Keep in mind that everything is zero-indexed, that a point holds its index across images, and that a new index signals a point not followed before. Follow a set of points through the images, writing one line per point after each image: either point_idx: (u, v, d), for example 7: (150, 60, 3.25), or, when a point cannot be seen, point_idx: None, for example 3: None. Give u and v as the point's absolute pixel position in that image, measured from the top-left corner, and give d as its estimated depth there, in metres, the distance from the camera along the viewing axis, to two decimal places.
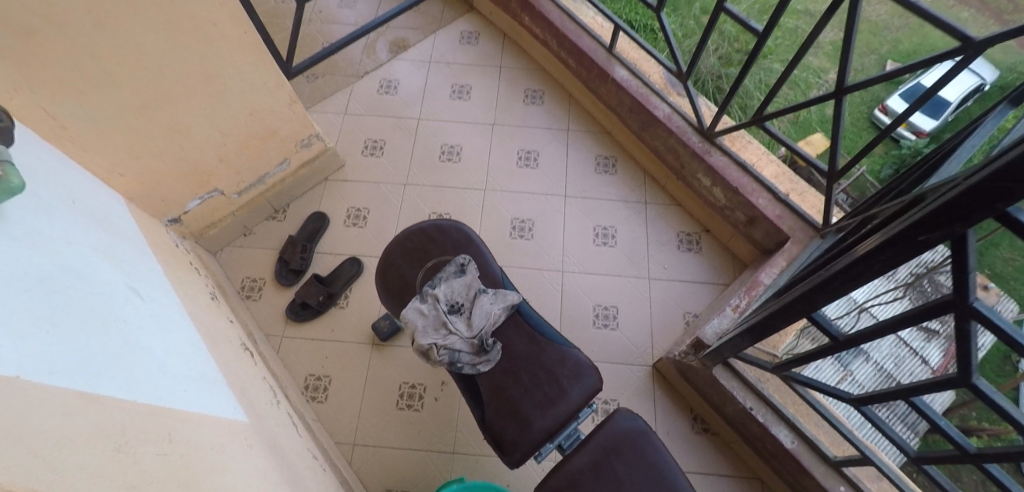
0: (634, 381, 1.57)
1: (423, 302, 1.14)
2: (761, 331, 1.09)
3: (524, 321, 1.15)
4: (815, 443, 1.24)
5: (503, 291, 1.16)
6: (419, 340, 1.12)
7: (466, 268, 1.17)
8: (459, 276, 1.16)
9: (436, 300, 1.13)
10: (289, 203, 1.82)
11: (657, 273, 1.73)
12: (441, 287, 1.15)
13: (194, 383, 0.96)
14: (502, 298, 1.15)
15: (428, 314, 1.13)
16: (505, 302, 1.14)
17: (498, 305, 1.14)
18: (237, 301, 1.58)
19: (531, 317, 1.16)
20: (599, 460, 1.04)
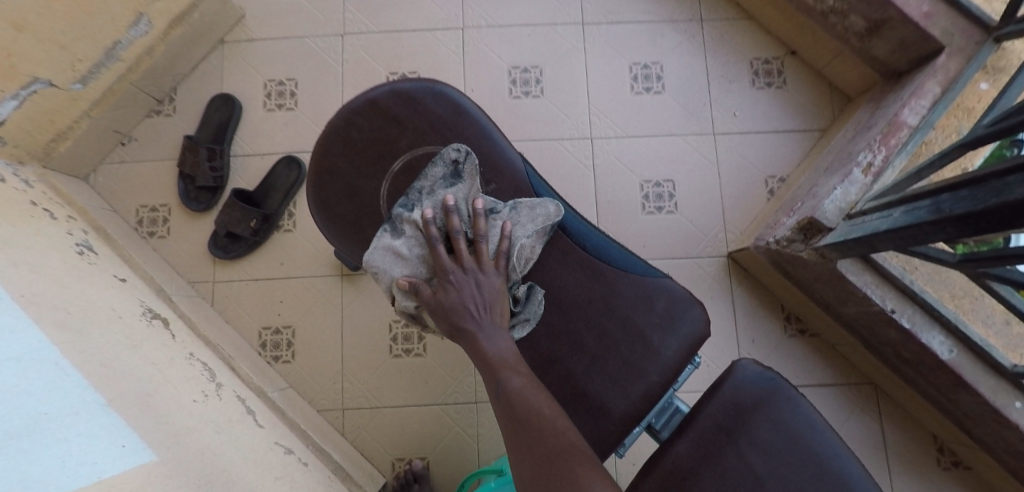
0: (705, 280, 1.15)
1: (397, 235, 0.67)
2: (987, 221, 0.61)
3: (574, 244, 0.69)
4: (983, 350, 0.88)
5: (529, 202, 0.67)
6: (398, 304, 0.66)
7: (461, 171, 0.68)
8: (450, 184, 0.68)
9: (418, 231, 0.66)
10: (177, 86, 1.22)
11: (726, 124, 1.20)
12: (424, 205, 0.67)
13: (23, 447, 0.51)
14: (531, 213, 0.67)
15: (407, 257, 0.66)
16: (537, 220, 0.67)
17: (525, 227, 0.66)
18: (134, 244, 1.09)
19: (585, 237, 0.70)
20: (719, 448, 0.67)
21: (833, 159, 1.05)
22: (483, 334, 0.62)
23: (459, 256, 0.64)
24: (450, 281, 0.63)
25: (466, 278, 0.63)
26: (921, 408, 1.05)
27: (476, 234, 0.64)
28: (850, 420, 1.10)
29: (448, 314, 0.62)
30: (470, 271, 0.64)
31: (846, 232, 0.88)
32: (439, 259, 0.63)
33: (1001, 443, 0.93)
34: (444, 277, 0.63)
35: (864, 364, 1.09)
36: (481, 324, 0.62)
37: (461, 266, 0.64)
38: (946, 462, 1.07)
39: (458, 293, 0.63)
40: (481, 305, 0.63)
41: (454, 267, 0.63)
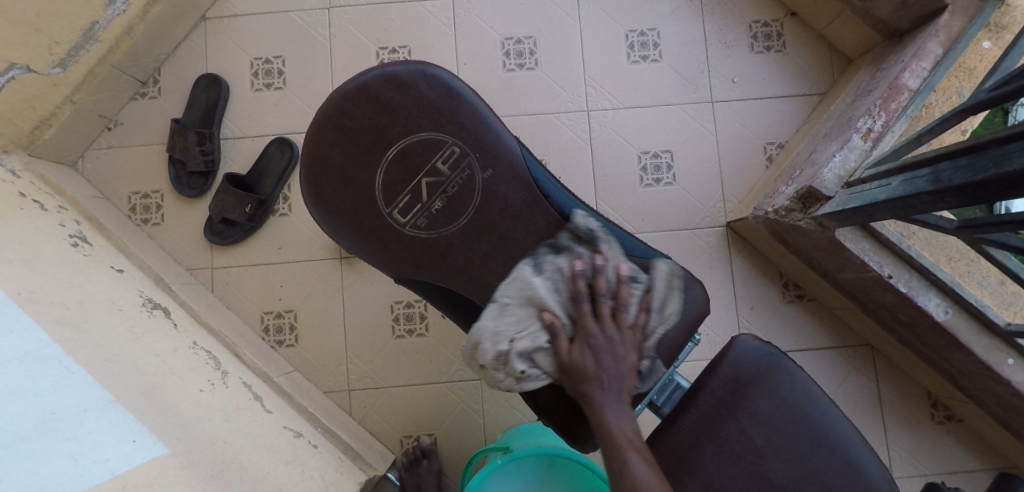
0: (704, 251, 1.15)
1: (537, 272, 0.68)
2: (986, 191, 0.62)
3: (570, 231, 0.70)
4: (978, 310, 0.89)
5: (666, 271, 0.71)
6: (513, 344, 0.65)
7: (607, 235, 0.72)
8: (592, 242, 0.70)
9: (558, 275, 0.68)
10: (160, 67, 1.18)
11: (724, 91, 1.18)
12: (569, 254, 0.69)
13: (35, 448, 0.52)
14: (668, 283, 0.70)
15: (535, 304, 0.67)
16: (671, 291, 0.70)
17: (659, 296, 0.69)
18: (128, 234, 1.08)
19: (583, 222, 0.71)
20: (719, 423, 0.69)
21: (832, 125, 1.04)
22: (608, 412, 0.62)
23: (604, 320, 0.66)
24: (591, 341, 0.64)
25: (606, 343, 0.65)
26: (916, 367, 1.07)
27: (625, 300, 0.66)
28: (846, 382, 1.12)
29: (580, 375, 0.64)
30: (612, 336, 0.65)
31: (845, 202, 0.88)
32: (587, 319, 0.65)
33: (994, 398, 0.96)
34: (584, 338, 0.65)
35: (861, 328, 1.11)
36: (607, 398, 0.63)
37: (603, 329, 0.65)
38: (940, 417, 1.10)
39: (594, 357, 0.64)
40: (611, 377, 0.64)
41: (599, 330, 0.65)
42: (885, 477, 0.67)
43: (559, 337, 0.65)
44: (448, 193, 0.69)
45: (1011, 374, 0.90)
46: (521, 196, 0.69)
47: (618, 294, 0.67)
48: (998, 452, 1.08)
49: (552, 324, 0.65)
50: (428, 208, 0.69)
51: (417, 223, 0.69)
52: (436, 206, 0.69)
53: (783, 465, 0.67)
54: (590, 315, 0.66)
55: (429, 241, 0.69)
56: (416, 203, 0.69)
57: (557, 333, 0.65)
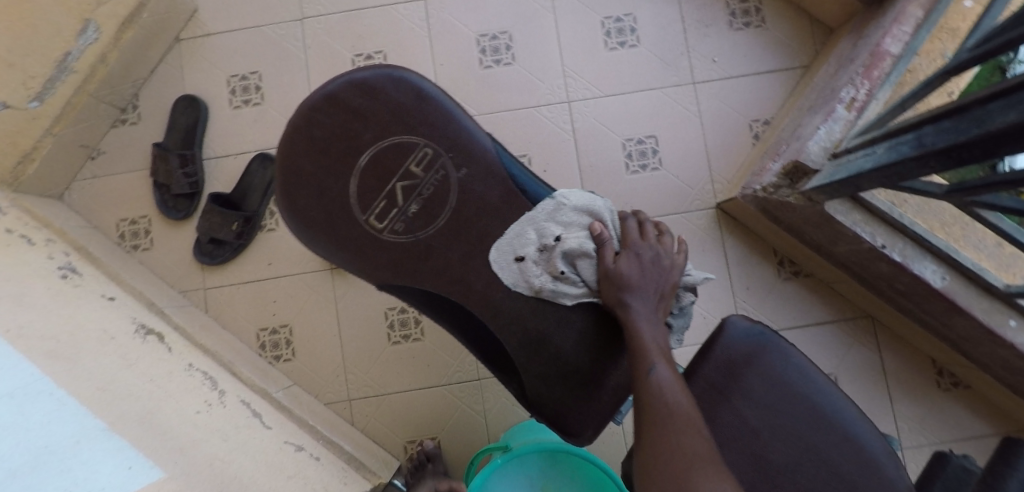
0: (696, 234, 1.14)
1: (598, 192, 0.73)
2: (969, 153, 0.61)
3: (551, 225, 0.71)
4: (975, 274, 0.88)
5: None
6: (560, 242, 0.69)
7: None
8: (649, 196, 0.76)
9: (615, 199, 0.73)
10: (139, 91, 1.18)
11: (705, 71, 1.17)
12: None
13: (31, 478, 0.52)
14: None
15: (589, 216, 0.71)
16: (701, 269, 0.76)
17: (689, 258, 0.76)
18: (118, 261, 1.08)
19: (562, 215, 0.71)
20: (715, 408, 0.68)
21: (815, 97, 1.02)
22: (644, 322, 0.65)
23: (647, 239, 0.70)
24: (636, 252, 0.68)
25: (648, 261, 0.69)
26: (918, 336, 1.06)
27: (670, 231, 0.72)
28: (848, 356, 1.11)
29: (621, 279, 0.67)
30: (655, 256, 0.69)
31: (831, 175, 0.87)
32: (632, 236, 0.70)
33: (998, 361, 0.94)
34: (629, 250, 0.69)
35: (860, 299, 1.09)
36: (642, 307, 0.66)
37: (647, 246, 0.70)
38: (946, 383, 1.09)
39: (638, 267, 0.67)
40: (649, 290, 0.67)
41: (643, 246, 0.69)
42: (882, 449, 0.68)
43: (606, 245, 0.69)
44: (424, 195, 0.68)
45: (1014, 335, 0.88)
46: (498, 193, 0.69)
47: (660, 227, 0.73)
48: (1008, 415, 1.06)
49: (600, 232, 0.70)
50: (405, 211, 0.68)
51: (394, 228, 0.68)
52: (412, 210, 0.68)
53: (783, 447, 0.67)
54: (635, 233, 0.71)
55: (408, 245, 0.69)
56: (392, 208, 0.68)
57: (604, 243, 0.70)
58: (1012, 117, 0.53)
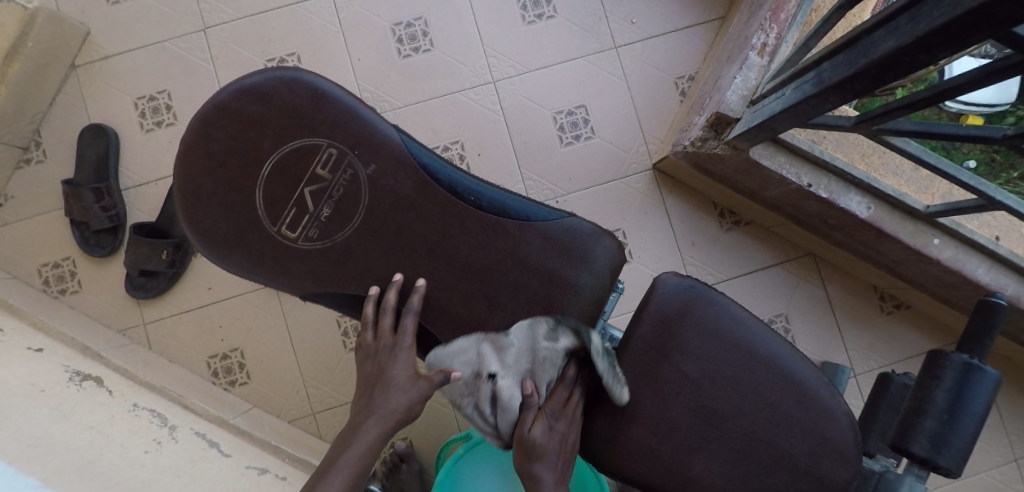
0: (636, 198, 1.14)
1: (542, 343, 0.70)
2: (861, 83, 0.63)
3: (470, 207, 0.71)
4: (897, 199, 0.90)
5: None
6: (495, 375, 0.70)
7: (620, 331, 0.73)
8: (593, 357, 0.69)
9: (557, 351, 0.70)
10: (39, 127, 1.10)
11: (625, 34, 1.16)
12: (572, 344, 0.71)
13: None
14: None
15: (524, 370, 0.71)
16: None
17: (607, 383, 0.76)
18: (44, 308, 1.03)
19: (480, 195, 0.72)
20: (654, 365, 0.71)
21: (731, 47, 1.03)
22: (549, 490, 0.68)
23: (568, 407, 0.71)
24: (554, 420, 0.69)
25: (563, 430, 0.70)
26: (857, 266, 1.10)
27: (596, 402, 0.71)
28: (796, 295, 1.14)
29: (530, 447, 0.68)
30: (571, 424, 0.71)
31: (750, 121, 0.88)
32: (555, 404, 0.70)
33: (930, 279, 0.98)
34: (545, 417, 0.69)
35: (799, 239, 1.12)
36: (544, 475, 0.68)
37: (567, 414, 0.70)
38: (888, 307, 1.13)
39: (548, 438, 0.69)
40: (555, 462, 0.69)
41: (560, 414, 0.70)
42: (816, 379, 0.71)
43: (529, 410, 0.69)
44: (334, 197, 0.70)
45: (938, 252, 0.92)
46: (409, 185, 0.70)
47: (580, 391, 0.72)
48: (948, 328, 1.12)
49: (529, 394, 0.69)
50: (317, 216, 0.70)
51: (308, 235, 0.69)
52: (324, 214, 0.70)
53: (722, 392, 0.71)
54: (559, 401, 0.71)
55: (325, 250, 0.70)
56: (304, 215, 0.69)
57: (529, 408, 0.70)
58: (893, 42, 0.56)
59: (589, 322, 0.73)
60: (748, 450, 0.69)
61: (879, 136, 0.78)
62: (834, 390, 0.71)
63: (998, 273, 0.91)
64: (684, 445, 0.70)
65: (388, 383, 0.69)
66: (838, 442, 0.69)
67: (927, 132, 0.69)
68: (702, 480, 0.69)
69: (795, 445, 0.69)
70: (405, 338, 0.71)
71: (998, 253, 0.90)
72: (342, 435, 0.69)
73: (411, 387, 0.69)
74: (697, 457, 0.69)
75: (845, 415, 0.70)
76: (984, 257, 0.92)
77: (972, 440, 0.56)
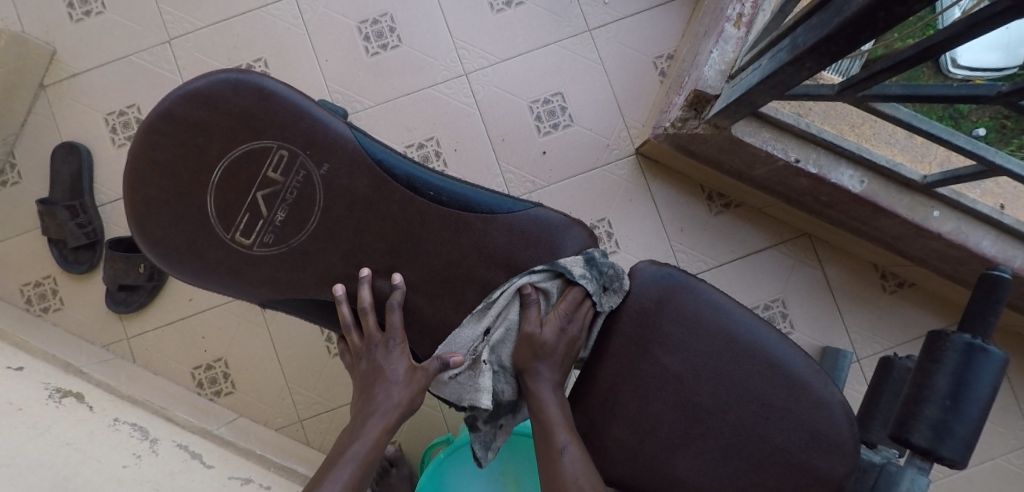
0: (620, 184, 1.10)
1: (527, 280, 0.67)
2: (838, 45, 0.59)
3: (433, 202, 0.67)
4: (891, 171, 0.85)
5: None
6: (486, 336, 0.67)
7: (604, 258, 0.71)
8: (583, 267, 0.68)
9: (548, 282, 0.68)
10: (13, 148, 1.10)
11: (598, 16, 1.12)
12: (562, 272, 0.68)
13: None
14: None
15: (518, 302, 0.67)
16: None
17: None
18: (26, 327, 1.02)
19: (441, 189, 0.68)
20: (633, 360, 0.68)
21: (708, 21, 0.98)
22: (548, 394, 0.64)
23: (580, 311, 0.67)
24: (560, 324, 0.66)
25: (569, 334, 0.66)
26: (855, 244, 1.04)
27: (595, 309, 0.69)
28: (793, 277, 1.09)
29: (535, 343, 0.65)
30: (581, 329, 0.68)
31: (730, 95, 0.83)
32: (565, 299, 0.67)
33: (933, 254, 0.93)
34: (554, 318, 0.66)
35: (792, 218, 1.07)
36: (545, 376, 0.65)
37: (575, 318, 0.67)
38: (891, 286, 1.08)
39: (557, 339, 0.66)
40: (558, 362, 0.66)
41: (570, 315, 0.66)
42: (808, 368, 0.67)
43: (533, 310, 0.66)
44: (288, 200, 0.67)
45: (939, 225, 0.87)
46: (365, 183, 0.67)
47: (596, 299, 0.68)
48: (956, 305, 1.06)
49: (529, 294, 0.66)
50: (272, 221, 0.67)
51: (264, 241, 0.67)
52: (279, 218, 0.67)
53: (707, 385, 0.66)
54: (572, 301, 0.67)
55: (281, 255, 0.67)
56: (258, 220, 0.67)
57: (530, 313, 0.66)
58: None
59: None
60: (736, 445, 0.65)
61: (865, 104, 0.73)
62: (828, 378, 0.67)
63: (1005, 245, 0.86)
64: (667, 443, 0.66)
65: (387, 379, 0.64)
66: (833, 435, 0.65)
67: (914, 95, 0.64)
68: (688, 480, 0.65)
69: (786, 439, 0.65)
70: (397, 330, 0.66)
71: (1004, 224, 0.84)
72: (343, 436, 0.64)
73: (410, 380, 0.65)
74: (682, 456, 0.65)
75: (839, 405, 0.66)
76: (990, 228, 0.86)
77: (976, 427, 0.51)
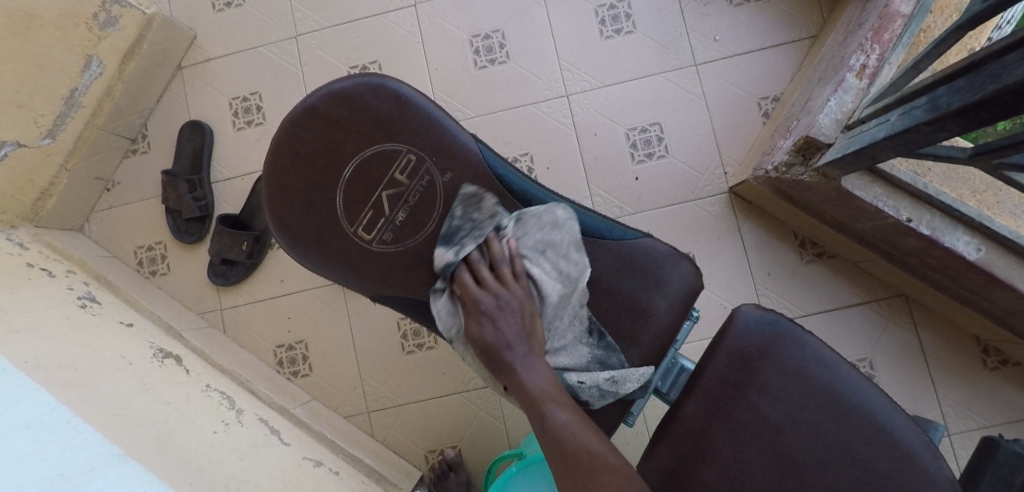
0: (708, 221, 1.10)
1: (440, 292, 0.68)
2: (989, 111, 0.56)
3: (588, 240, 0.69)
4: (1016, 243, 0.80)
5: (538, 209, 0.67)
6: None
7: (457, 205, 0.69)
8: (448, 248, 0.67)
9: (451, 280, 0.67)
10: (147, 121, 1.21)
11: (705, 51, 1.12)
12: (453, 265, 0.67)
13: None
14: (541, 221, 0.67)
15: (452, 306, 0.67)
16: (551, 227, 0.67)
17: (532, 237, 0.67)
18: (137, 287, 1.11)
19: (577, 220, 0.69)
20: (728, 403, 0.67)
21: (825, 67, 0.96)
22: (522, 371, 0.59)
23: (489, 282, 0.64)
24: (481, 309, 0.62)
25: (498, 305, 0.62)
26: (958, 313, 0.99)
27: (498, 255, 0.65)
28: (883, 339, 1.05)
29: (481, 343, 0.61)
30: (501, 291, 0.63)
31: (845, 147, 0.81)
32: (467, 286, 0.64)
33: None
34: (474, 309, 0.63)
35: (889, 277, 1.03)
36: (511, 355, 0.60)
37: (490, 291, 0.63)
38: (993, 362, 1.02)
39: (491, 321, 0.62)
40: (512, 332, 0.61)
41: (487, 293, 0.63)
42: (918, 440, 0.64)
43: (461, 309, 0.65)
44: (410, 202, 0.70)
45: None
46: (484, 195, 0.70)
47: (492, 252, 0.66)
48: None
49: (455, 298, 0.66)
50: (393, 220, 0.70)
51: (383, 238, 0.70)
52: (400, 218, 0.70)
53: (805, 440, 0.64)
54: (470, 282, 0.65)
55: (397, 253, 0.70)
56: (380, 218, 0.70)
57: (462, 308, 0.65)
58: None
59: (659, 353, 0.68)
60: None
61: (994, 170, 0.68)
62: (940, 455, 0.63)
63: None
64: None
65: None
66: None
67: None
68: None
69: None
70: None
71: None
72: None
73: None
74: None
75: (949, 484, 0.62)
76: None
77: None
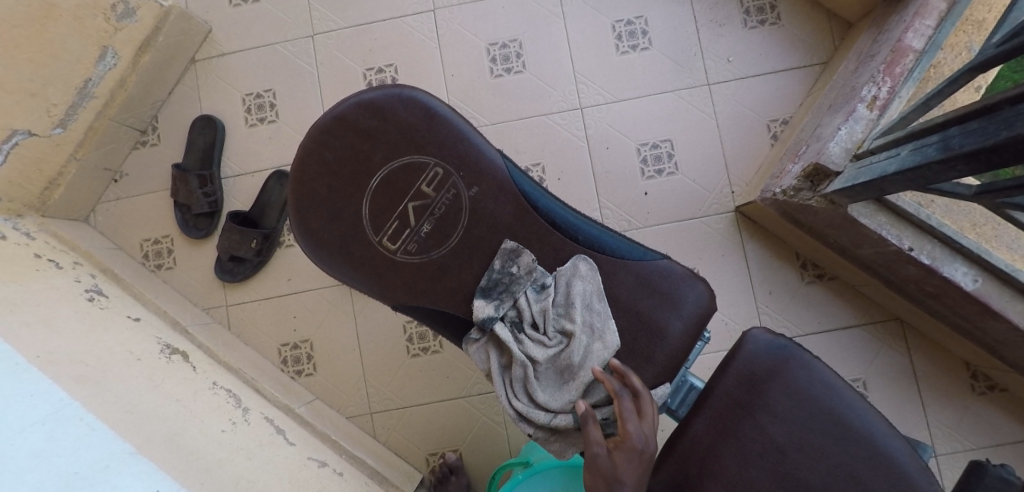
0: (714, 238, 1.12)
1: (482, 341, 0.71)
2: (1000, 156, 0.57)
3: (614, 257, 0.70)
4: (1010, 276, 0.83)
5: (568, 267, 0.70)
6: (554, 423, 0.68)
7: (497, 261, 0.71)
8: (490, 302, 0.70)
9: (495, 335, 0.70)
10: (157, 113, 1.20)
11: (719, 71, 1.14)
12: (494, 321, 0.69)
13: None
14: (571, 276, 0.70)
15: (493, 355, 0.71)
16: (581, 280, 0.70)
17: (563, 290, 0.70)
18: (143, 281, 1.11)
19: (602, 242, 0.71)
20: (736, 423, 0.69)
21: (836, 95, 0.99)
22: None
23: (640, 423, 0.63)
24: (634, 448, 0.60)
25: (641, 446, 0.61)
26: (951, 339, 1.03)
27: (649, 399, 0.65)
28: (877, 359, 1.08)
29: (612, 483, 0.58)
30: (646, 434, 0.62)
31: (855, 177, 0.83)
32: (627, 417, 0.62)
33: None
34: (627, 443, 0.61)
35: (886, 301, 1.06)
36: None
37: (640, 429, 0.62)
38: (981, 387, 1.05)
39: (628, 460, 0.60)
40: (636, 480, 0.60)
41: (642, 431, 0.62)
42: (915, 466, 0.66)
43: (589, 424, 0.61)
44: (435, 214, 0.71)
45: None
46: (508, 211, 0.71)
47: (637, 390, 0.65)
48: None
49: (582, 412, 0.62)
50: (417, 232, 0.71)
51: (407, 249, 0.71)
52: (424, 230, 0.71)
53: (809, 462, 0.67)
54: (630, 416, 0.62)
55: (419, 264, 0.71)
56: (405, 229, 0.71)
57: (588, 422, 0.61)
58: None
59: (671, 372, 0.70)
60: None
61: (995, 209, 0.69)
62: (935, 480, 0.66)
63: None
64: None
65: None
66: None
67: None
68: None
69: None
70: None
71: None
72: None
73: None
74: None
75: None
76: None
77: None
